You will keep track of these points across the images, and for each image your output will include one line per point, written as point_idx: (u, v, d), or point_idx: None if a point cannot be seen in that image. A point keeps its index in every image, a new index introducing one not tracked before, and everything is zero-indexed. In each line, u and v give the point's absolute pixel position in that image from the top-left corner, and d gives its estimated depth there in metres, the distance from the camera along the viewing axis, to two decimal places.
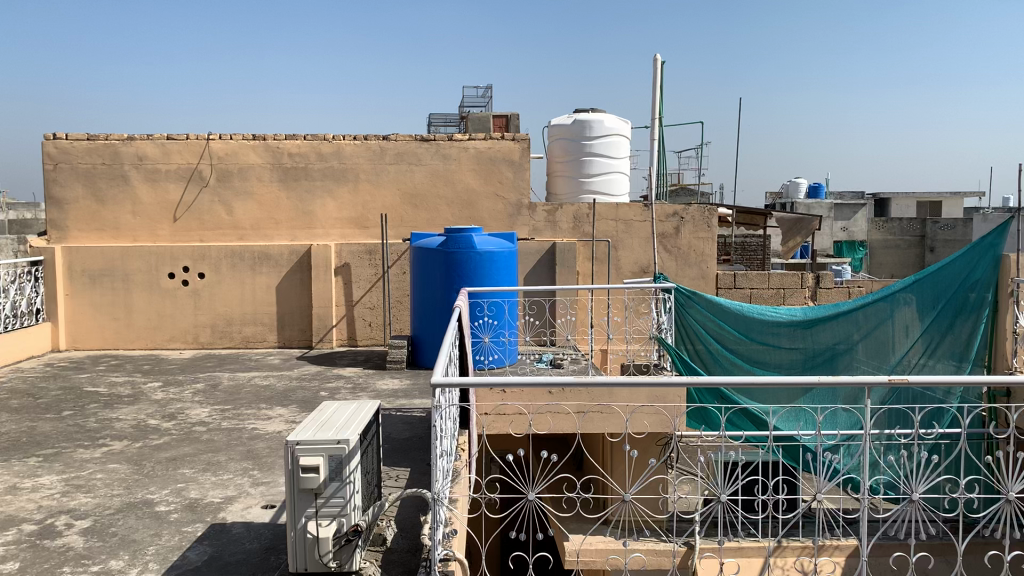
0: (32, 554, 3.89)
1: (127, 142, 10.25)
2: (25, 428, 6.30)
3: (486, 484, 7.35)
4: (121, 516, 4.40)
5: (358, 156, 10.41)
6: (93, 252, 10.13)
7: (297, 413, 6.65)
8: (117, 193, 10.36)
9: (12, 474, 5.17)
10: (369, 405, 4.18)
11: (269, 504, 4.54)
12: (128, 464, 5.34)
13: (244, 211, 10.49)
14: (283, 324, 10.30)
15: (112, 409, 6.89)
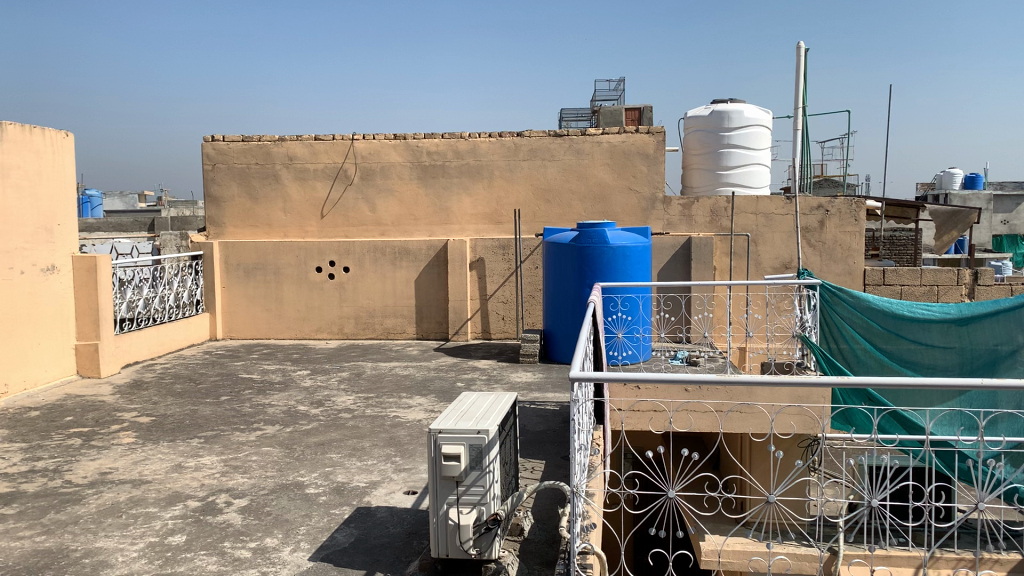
0: (197, 529, 4.19)
1: (279, 143, 10.81)
2: (188, 411, 6.78)
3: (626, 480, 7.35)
4: (275, 497, 4.65)
5: (494, 152, 10.53)
6: (247, 248, 10.76)
7: (435, 403, 6.84)
8: (269, 191, 10.95)
9: (178, 453, 5.57)
10: (509, 397, 4.24)
11: (411, 490, 4.69)
12: (280, 447, 5.64)
13: (386, 208, 10.85)
14: (421, 316, 10.63)
15: (265, 395, 7.30)
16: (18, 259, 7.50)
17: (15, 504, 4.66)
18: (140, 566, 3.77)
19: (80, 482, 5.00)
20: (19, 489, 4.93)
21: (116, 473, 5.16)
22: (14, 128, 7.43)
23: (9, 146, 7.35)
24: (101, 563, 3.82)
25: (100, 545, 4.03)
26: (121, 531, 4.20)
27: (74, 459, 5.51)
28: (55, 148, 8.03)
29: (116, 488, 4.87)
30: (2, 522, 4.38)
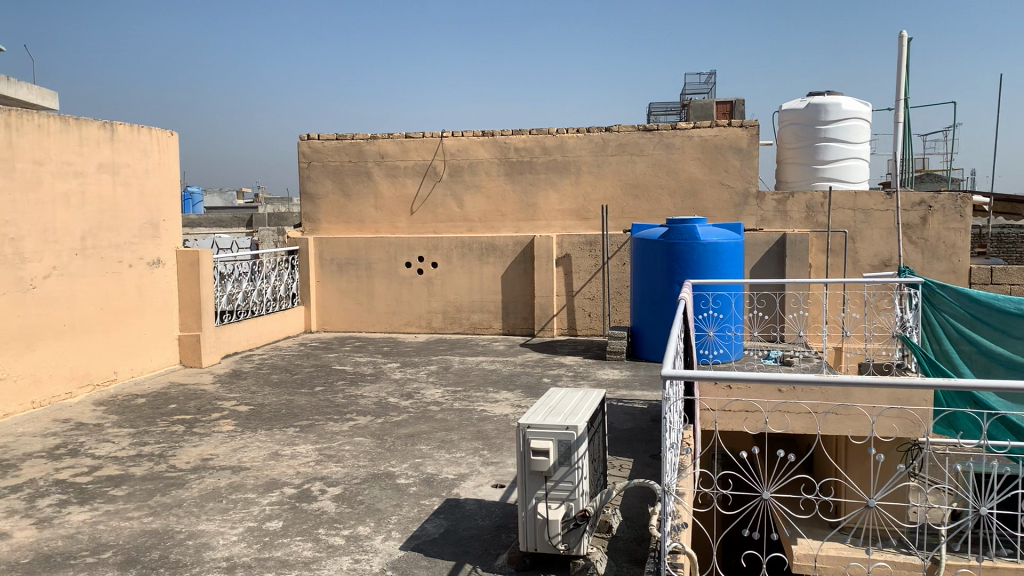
0: (293, 515, 4.32)
1: (371, 141, 11.04)
2: (284, 401, 7.00)
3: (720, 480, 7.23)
4: (367, 486, 4.76)
5: (582, 148, 10.49)
6: (340, 243, 11.03)
7: (522, 398, 6.86)
8: (361, 188, 11.20)
9: (274, 441, 5.75)
10: (597, 393, 4.22)
11: (499, 484, 4.73)
12: (371, 437, 5.77)
13: (474, 204, 10.95)
14: (508, 311, 10.69)
15: (357, 387, 7.48)
16: (126, 253, 7.87)
17: (124, 486, 4.90)
18: (239, 549, 3.91)
19: (183, 467, 5.22)
20: (127, 472, 5.18)
21: (216, 459, 5.37)
22: (123, 127, 7.79)
23: (118, 145, 7.72)
24: (203, 544, 3.99)
25: (202, 528, 4.19)
26: (222, 515, 4.36)
27: (177, 444, 5.75)
28: (161, 147, 8.38)
29: (217, 474, 5.07)
30: (112, 502, 4.62)
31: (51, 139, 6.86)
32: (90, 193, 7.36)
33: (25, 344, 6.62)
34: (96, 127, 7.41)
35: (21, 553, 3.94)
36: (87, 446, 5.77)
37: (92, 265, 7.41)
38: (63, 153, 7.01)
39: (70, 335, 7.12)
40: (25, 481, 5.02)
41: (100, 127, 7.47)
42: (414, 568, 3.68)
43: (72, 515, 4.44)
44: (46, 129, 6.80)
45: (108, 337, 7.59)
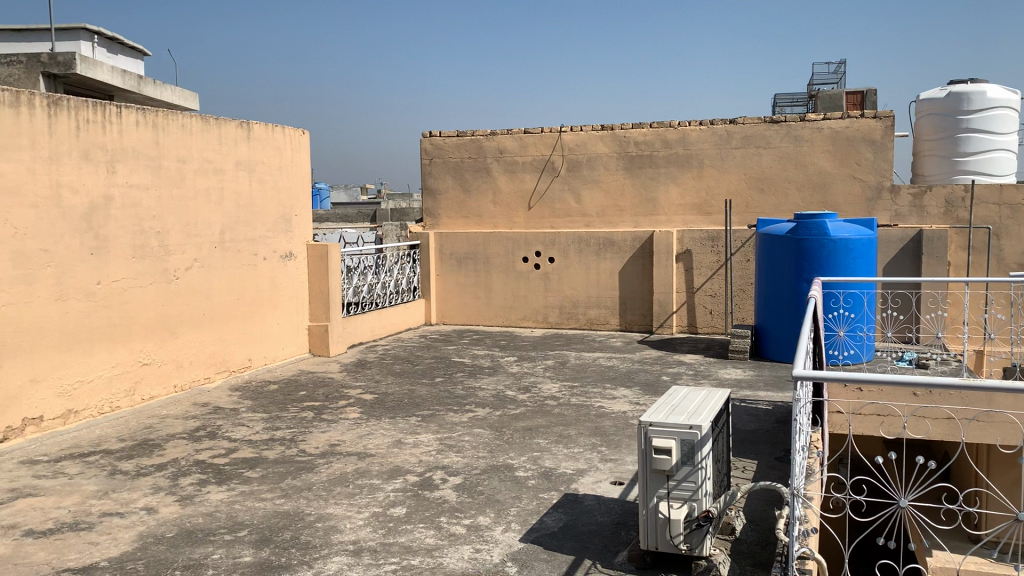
0: (416, 502, 4.43)
1: (490, 137, 11.15)
2: (407, 391, 7.19)
3: (854, 486, 6.97)
4: (486, 477, 4.82)
5: (705, 141, 10.27)
6: (460, 238, 11.28)
7: (640, 396, 6.80)
8: (481, 183, 11.35)
9: (398, 430, 5.91)
10: (721, 393, 4.13)
11: (618, 480, 4.70)
12: (490, 429, 5.84)
13: (592, 199, 10.89)
14: (625, 307, 10.61)
15: (475, 379, 7.61)
16: (261, 246, 8.25)
17: (259, 468, 5.15)
18: (365, 534, 4.04)
19: (312, 452, 5.44)
20: (261, 455, 5.44)
21: (343, 446, 5.57)
22: (259, 126, 8.16)
23: (254, 143, 8.09)
24: (332, 527, 4.14)
25: (330, 512, 4.36)
26: (349, 499, 4.52)
27: (307, 430, 6.00)
28: (293, 145, 8.74)
29: (343, 459, 5.25)
30: (247, 483, 4.85)
31: (194, 138, 7.26)
32: (228, 190, 7.76)
33: (169, 332, 7.04)
34: (234, 126, 7.79)
35: (166, 528, 4.20)
36: (224, 429, 6.08)
37: (229, 258, 7.79)
38: (204, 151, 7.40)
39: (209, 324, 7.52)
40: (169, 460, 5.35)
41: (238, 127, 7.84)
42: (534, 560, 3.70)
43: (211, 494, 4.70)
44: (189, 128, 7.20)
45: (243, 326, 7.99)
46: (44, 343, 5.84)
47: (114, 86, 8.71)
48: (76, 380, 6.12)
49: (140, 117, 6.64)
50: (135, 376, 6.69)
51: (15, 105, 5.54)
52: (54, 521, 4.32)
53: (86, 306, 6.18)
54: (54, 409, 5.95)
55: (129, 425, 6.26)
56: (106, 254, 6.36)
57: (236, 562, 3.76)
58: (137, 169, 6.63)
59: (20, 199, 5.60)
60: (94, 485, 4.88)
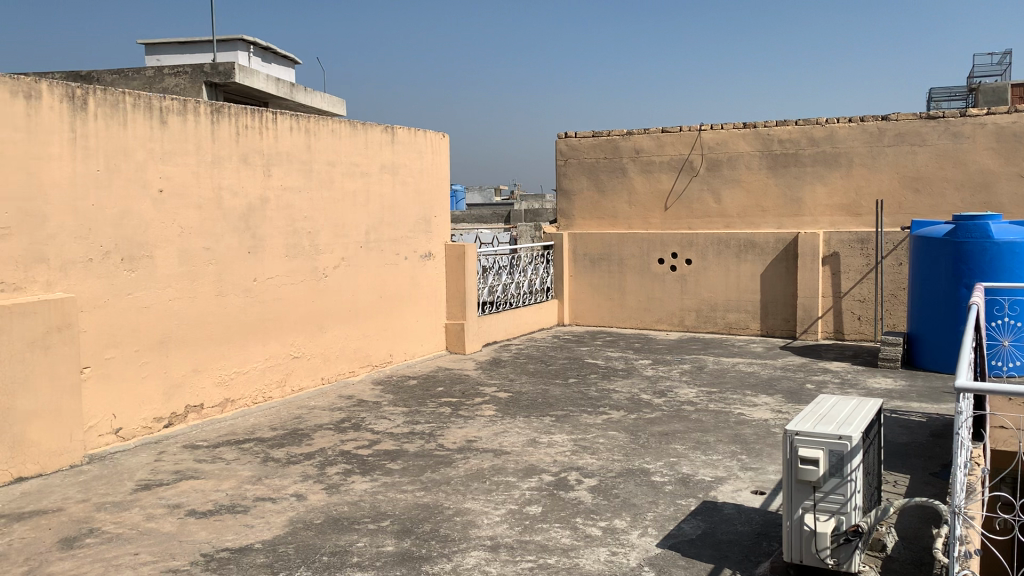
0: (552, 502, 4.46)
1: (627, 137, 11.06)
2: (541, 390, 7.24)
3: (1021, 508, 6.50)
4: (622, 480, 4.79)
5: (854, 138, 9.82)
6: (594, 238, 11.28)
7: (783, 404, 6.58)
8: (616, 183, 11.27)
9: (533, 429, 5.96)
10: (873, 402, 3.94)
11: (759, 490, 4.57)
12: (625, 432, 5.80)
13: (732, 199, 10.60)
14: (767, 312, 10.31)
15: (610, 381, 7.57)
16: (403, 246, 8.51)
17: (400, 460, 5.32)
18: (502, 530, 4.10)
19: (450, 447, 5.56)
20: (402, 448, 5.61)
21: (480, 442, 5.67)
22: (403, 130, 8.43)
23: (398, 147, 8.36)
24: (470, 522, 4.22)
25: (468, 506, 4.44)
26: (486, 495, 4.59)
27: (445, 425, 6.14)
28: (434, 148, 8.98)
29: (480, 456, 5.35)
30: (389, 475, 5.02)
31: (342, 143, 7.57)
32: (373, 192, 8.04)
33: (317, 327, 7.37)
34: (380, 130, 8.07)
35: (314, 514, 4.40)
36: (367, 421, 6.31)
37: (373, 257, 8.08)
38: (351, 154, 7.70)
39: (354, 321, 7.83)
40: (316, 450, 5.60)
41: (383, 131, 8.12)
42: (672, 567, 3.65)
43: (356, 483, 4.89)
44: (338, 133, 7.51)
45: (385, 324, 8.28)
46: (206, 336, 6.23)
47: (269, 93, 9.18)
48: (233, 371, 6.51)
49: (293, 123, 6.98)
50: (286, 369, 7.05)
51: (183, 113, 5.94)
52: (214, 502, 4.61)
53: (243, 301, 6.56)
54: (214, 397, 6.35)
55: (281, 415, 6.60)
56: (262, 253, 6.73)
57: (380, 551, 3.90)
58: (291, 173, 6.98)
59: (185, 201, 6.00)
60: (249, 470, 5.17)
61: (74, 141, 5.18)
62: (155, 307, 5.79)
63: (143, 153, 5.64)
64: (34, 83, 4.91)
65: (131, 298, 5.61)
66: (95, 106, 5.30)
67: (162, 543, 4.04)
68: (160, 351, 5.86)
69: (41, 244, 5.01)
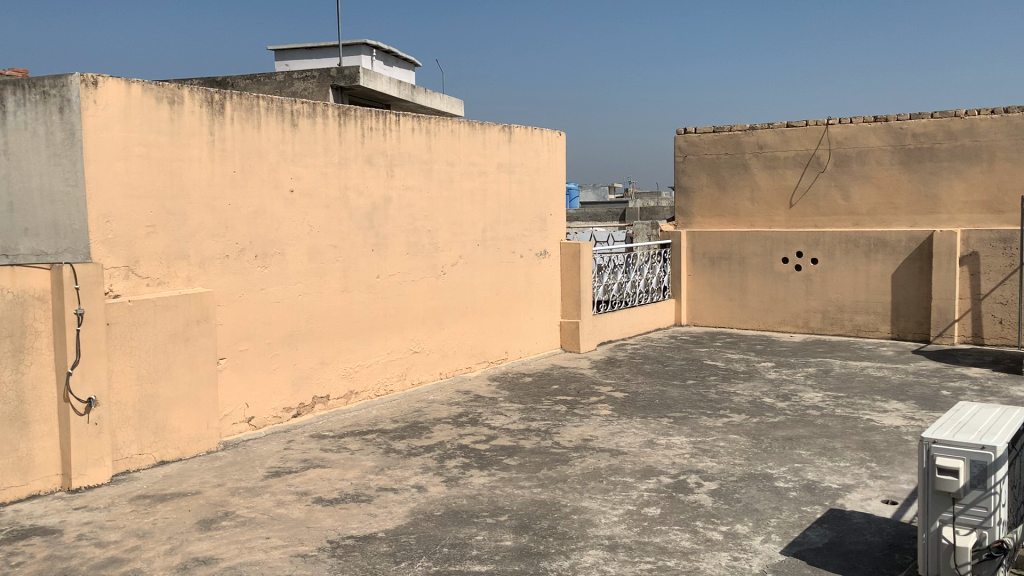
0: (671, 504, 4.40)
1: (750, 132, 10.77)
2: (659, 391, 7.15)
3: None
4: (744, 485, 4.68)
5: (996, 131, 9.25)
6: (714, 237, 11.07)
7: (916, 410, 6.27)
8: (738, 180, 10.97)
9: (650, 430, 5.90)
10: (1020, 411, 3.70)
11: (891, 500, 4.37)
12: (747, 436, 5.66)
13: (862, 196, 10.14)
14: (898, 314, 9.87)
15: (730, 383, 7.39)
16: (519, 245, 8.58)
17: (517, 456, 5.37)
18: (621, 530, 4.07)
19: (567, 445, 5.57)
20: (518, 444, 5.65)
21: (596, 441, 5.65)
22: (520, 130, 8.50)
23: (516, 146, 8.43)
24: (587, 521, 4.22)
25: (585, 505, 4.44)
26: (604, 495, 4.58)
27: (561, 423, 6.15)
28: (551, 147, 9.01)
29: (597, 455, 5.33)
30: (507, 471, 5.07)
31: (462, 142, 7.70)
32: (491, 191, 8.14)
33: (436, 323, 7.53)
34: (497, 130, 8.17)
35: (434, 506, 4.49)
36: (484, 417, 6.40)
37: (490, 255, 8.18)
38: (470, 154, 7.82)
39: (471, 318, 7.96)
40: (436, 443, 5.72)
41: (501, 130, 8.21)
42: None
43: (474, 477, 4.96)
44: (457, 134, 7.63)
45: (502, 320, 8.37)
46: (332, 330, 6.46)
47: (391, 96, 9.41)
48: (357, 364, 6.72)
49: (415, 124, 7.14)
50: (407, 363, 7.23)
51: (312, 116, 6.16)
52: (339, 491, 4.78)
53: (367, 297, 6.77)
54: (339, 389, 6.58)
55: (401, 407, 6.78)
56: (385, 251, 6.92)
57: (498, 546, 3.94)
58: (413, 173, 7.15)
59: (314, 201, 6.23)
60: (372, 461, 5.34)
61: (213, 144, 5.47)
62: (284, 302, 6.04)
63: (275, 155, 5.89)
64: (177, 89, 5.20)
65: (263, 293, 5.87)
66: (232, 110, 5.57)
67: (291, 528, 4.22)
68: (289, 344, 6.11)
69: (182, 241, 5.30)
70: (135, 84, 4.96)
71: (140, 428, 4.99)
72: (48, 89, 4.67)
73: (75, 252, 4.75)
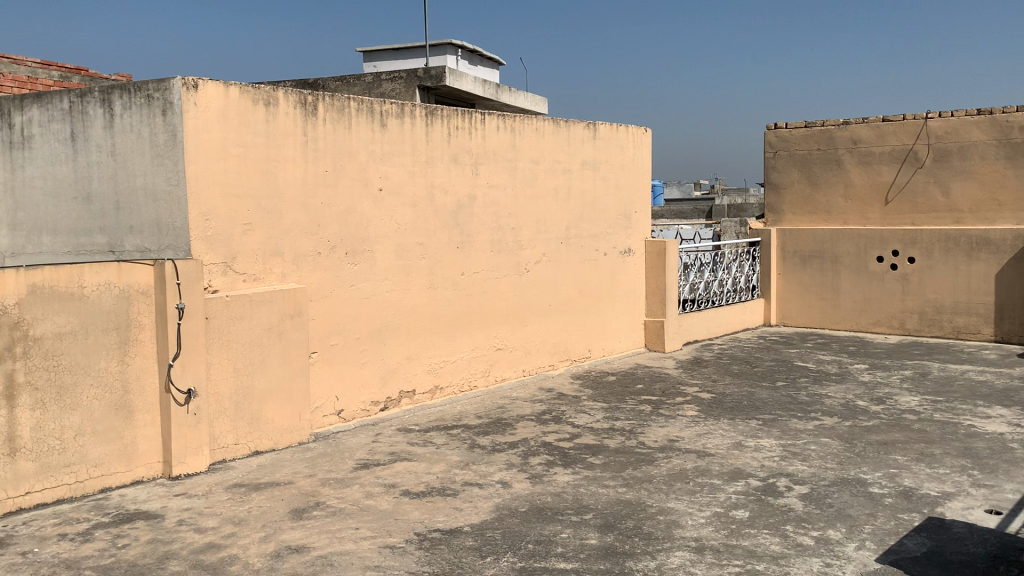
0: (760, 507, 4.31)
1: (843, 127, 10.44)
2: (747, 392, 7.02)
3: None
4: (837, 490, 4.55)
5: None
6: (806, 235, 10.79)
7: (1022, 417, 5.98)
8: (830, 176, 10.65)
9: (738, 432, 5.80)
10: None
11: (994, 509, 4.19)
12: (840, 440, 5.51)
13: (963, 192, 9.73)
14: (1001, 316, 9.50)
15: (821, 385, 7.19)
16: (603, 243, 8.54)
17: (601, 455, 5.35)
18: (708, 532, 4.02)
19: (652, 445, 5.52)
20: (602, 443, 5.63)
21: (682, 442, 5.58)
22: (605, 127, 8.46)
23: (600, 143, 8.40)
24: (673, 522, 4.17)
25: (671, 506, 4.39)
26: (690, 496, 4.52)
27: (647, 423, 6.10)
28: (636, 143, 8.93)
29: (683, 456, 5.27)
30: (591, 469, 5.06)
31: (546, 140, 7.70)
32: (575, 188, 8.12)
33: (519, 320, 7.57)
34: (582, 127, 8.14)
35: (518, 502, 4.52)
36: (568, 415, 6.40)
37: (574, 253, 8.17)
38: (554, 151, 7.82)
39: (554, 315, 7.97)
40: (519, 440, 5.75)
41: (585, 127, 8.18)
42: None
43: (558, 475, 4.97)
44: (542, 131, 7.65)
45: (585, 318, 8.36)
46: (418, 326, 6.56)
47: (476, 94, 9.46)
48: (442, 359, 6.81)
49: (500, 123, 7.18)
50: (491, 359, 7.29)
51: (401, 116, 6.27)
52: (425, 484, 4.86)
53: (452, 294, 6.85)
54: (424, 384, 6.68)
55: (486, 404, 6.85)
56: (469, 248, 6.98)
57: (583, 544, 3.94)
58: (497, 171, 7.20)
59: (401, 199, 6.34)
60: (457, 456, 5.40)
61: (306, 144, 5.61)
62: (373, 298, 6.16)
63: (365, 155, 6.01)
64: (272, 91, 5.35)
65: (353, 289, 6.01)
66: (324, 111, 5.70)
67: (380, 520, 4.30)
68: (377, 339, 6.23)
69: (276, 239, 5.46)
70: (233, 87, 5.13)
71: (236, 419, 5.17)
72: (152, 92, 4.89)
73: (177, 249, 4.97)
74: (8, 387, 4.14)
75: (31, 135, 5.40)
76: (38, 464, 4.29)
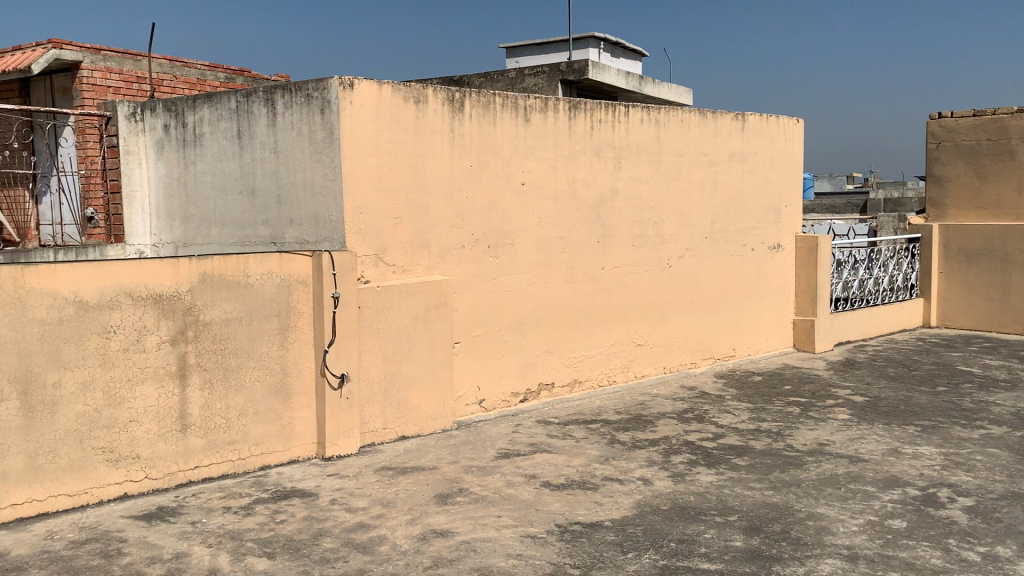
0: (919, 518, 4.09)
1: (1018, 115, 9.72)
2: (904, 396, 6.66)
3: None
4: (1006, 504, 4.26)
5: None
6: (972, 232, 10.12)
7: None
8: (1001, 168, 9.92)
9: (894, 438, 5.51)
10: None
11: None
12: (1010, 451, 5.14)
13: None
14: None
15: (988, 392, 6.73)
16: (749, 238, 8.30)
17: (746, 456, 5.21)
18: (861, 541, 3.85)
19: (800, 448, 5.33)
20: (747, 443, 5.49)
21: (833, 446, 5.37)
22: (754, 118, 8.21)
23: (748, 135, 8.16)
24: (824, 528, 4.02)
25: (821, 511, 4.24)
26: (842, 502, 4.34)
27: (795, 425, 5.90)
28: (786, 135, 8.62)
29: (834, 461, 5.06)
30: (736, 470, 4.95)
31: (691, 132, 7.56)
32: (721, 181, 7.93)
33: (661, 316, 7.48)
34: (729, 118, 7.94)
35: (660, 500, 4.47)
36: (711, 414, 6.27)
37: (719, 248, 7.98)
38: (700, 144, 7.66)
39: (697, 311, 7.82)
40: (661, 437, 5.68)
41: (733, 118, 7.97)
42: None
43: (701, 474, 4.89)
44: (688, 124, 7.51)
45: (729, 316, 8.16)
46: (558, 319, 6.60)
47: (618, 87, 9.40)
48: (582, 353, 6.84)
49: (644, 115, 7.11)
50: (630, 355, 7.25)
51: (545, 110, 6.31)
52: (566, 477, 4.89)
53: (593, 288, 6.85)
54: (564, 377, 6.71)
55: (625, 399, 6.82)
56: (610, 242, 6.96)
57: (728, 545, 3.86)
58: (640, 164, 7.13)
59: (544, 193, 6.39)
60: (597, 450, 5.40)
61: (453, 139, 5.75)
62: (515, 291, 6.25)
63: (509, 150, 6.10)
64: (423, 89, 5.50)
65: (496, 282, 6.11)
66: (471, 107, 5.82)
67: (521, 509, 4.37)
68: (518, 332, 6.31)
69: (424, 232, 5.63)
70: (386, 85, 5.31)
71: (385, 405, 5.38)
72: (311, 92, 5.14)
73: (333, 241, 5.22)
74: (180, 367, 4.46)
75: (202, 133, 5.80)
76: (205, 441, 4.61)
